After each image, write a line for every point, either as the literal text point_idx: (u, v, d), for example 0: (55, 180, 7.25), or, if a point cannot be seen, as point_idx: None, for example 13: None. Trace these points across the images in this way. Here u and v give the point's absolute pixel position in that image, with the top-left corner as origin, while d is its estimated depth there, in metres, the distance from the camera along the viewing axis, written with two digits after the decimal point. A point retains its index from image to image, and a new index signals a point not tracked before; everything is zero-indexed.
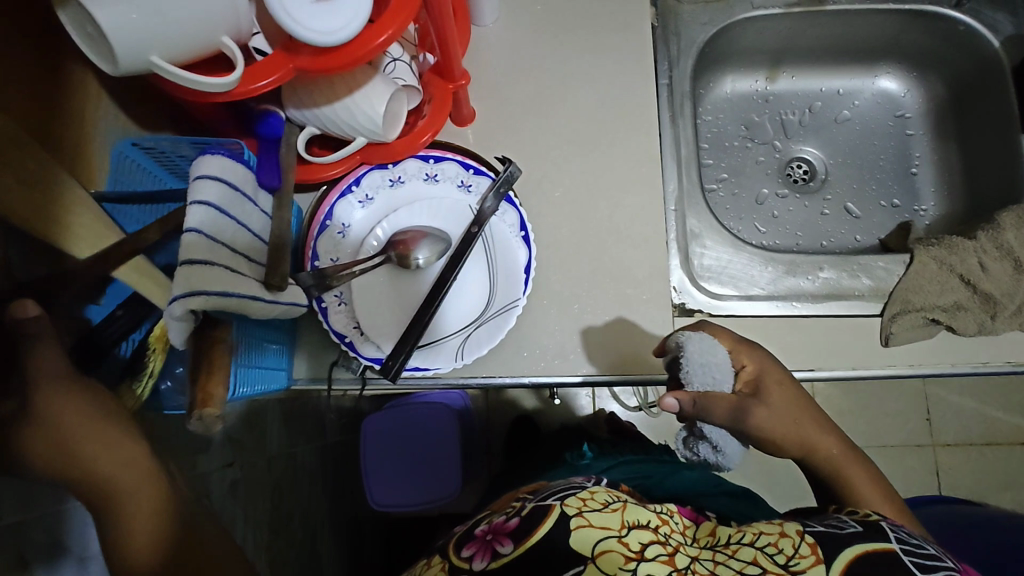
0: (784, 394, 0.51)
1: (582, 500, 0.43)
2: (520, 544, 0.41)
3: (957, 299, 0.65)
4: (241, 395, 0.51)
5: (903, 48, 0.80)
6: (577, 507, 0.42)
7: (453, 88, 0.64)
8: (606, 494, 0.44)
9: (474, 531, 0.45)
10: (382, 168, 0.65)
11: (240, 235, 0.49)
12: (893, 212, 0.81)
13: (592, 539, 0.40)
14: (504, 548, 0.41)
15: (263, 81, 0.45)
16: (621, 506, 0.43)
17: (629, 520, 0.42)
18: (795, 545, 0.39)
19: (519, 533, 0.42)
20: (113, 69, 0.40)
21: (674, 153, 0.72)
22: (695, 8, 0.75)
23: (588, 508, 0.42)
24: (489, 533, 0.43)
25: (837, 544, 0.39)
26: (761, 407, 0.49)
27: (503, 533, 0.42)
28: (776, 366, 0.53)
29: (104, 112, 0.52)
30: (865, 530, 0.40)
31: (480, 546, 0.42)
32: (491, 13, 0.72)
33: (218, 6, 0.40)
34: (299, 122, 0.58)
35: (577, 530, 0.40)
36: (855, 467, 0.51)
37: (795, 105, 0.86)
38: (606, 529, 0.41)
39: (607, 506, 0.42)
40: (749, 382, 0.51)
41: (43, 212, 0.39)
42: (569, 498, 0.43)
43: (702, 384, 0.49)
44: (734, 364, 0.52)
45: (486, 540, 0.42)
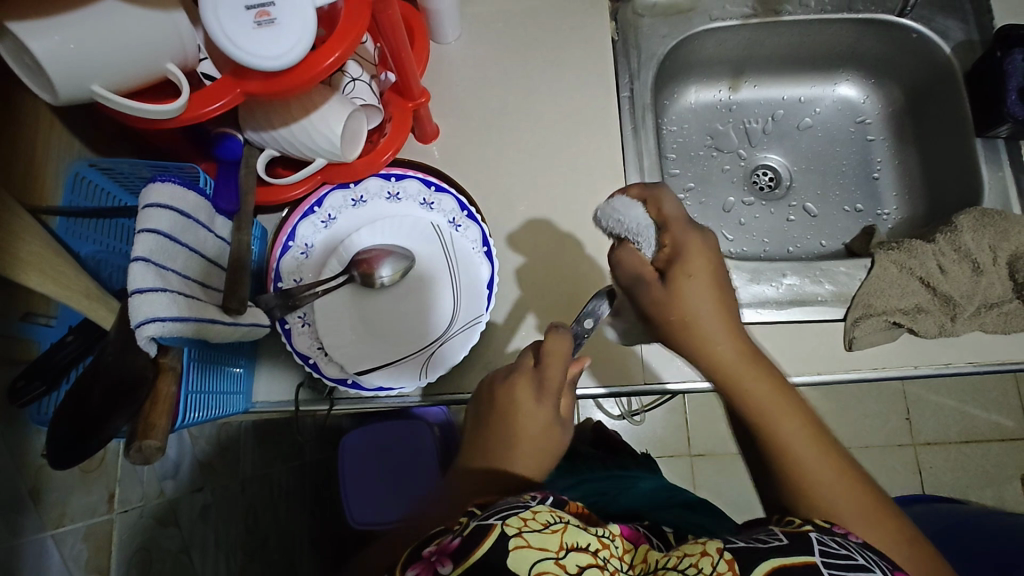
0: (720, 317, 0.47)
1: (522, 519, 0.37)
2: (462, 562, 0.36)
3: (918, 303, 0.65)
4: (190, 422, 0.51)
5: (860, 56, 0.82)
6: (517, 527, 0.37)
7: (413, 106, 0.64)
8: (550, 513, 0.38)
9: (420, 551, 0.39)
10: (344, 188, 0.64)
11: (189, 261, 0.49)
12: (857, 217, 0.82)
13: (527, 561, 0.35)
14: (445, 568, 0.36)
15: (212, 105, 0.44)
16: (562, 527, 0.37)
17: (568, 541, 0.37)
18: (714, 563, 0.35)
19: (462, 550, 0.36)
20: (54, 99, 0.40)
21: (638, 164, 0.72)
22: (654, 22, 0.77)
23: (528, 528, 0.37)
24: (434, 554, 0.37)
25: (753, 557, 0.36)
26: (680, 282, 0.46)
27: (447, 553, 0.37)
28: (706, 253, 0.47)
29: (58, 136, 0.52)
30: (788, 543, 0.37)
31: (424, 567, 0.37)
32: (453, 32, 0.72)
33: (161, 33, 0.41)
34: (259, 145, 0.58)
35: (514, 553, 0.35)
36: (782, 402, 0.46)
37: (758, 113, 0.87)
38: (544, 551, 0.36)
39: (548, 526, 0.37)
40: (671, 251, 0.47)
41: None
42: (510, 517, 0.37)
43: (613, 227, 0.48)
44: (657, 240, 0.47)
45: (430, 561, 0.37)
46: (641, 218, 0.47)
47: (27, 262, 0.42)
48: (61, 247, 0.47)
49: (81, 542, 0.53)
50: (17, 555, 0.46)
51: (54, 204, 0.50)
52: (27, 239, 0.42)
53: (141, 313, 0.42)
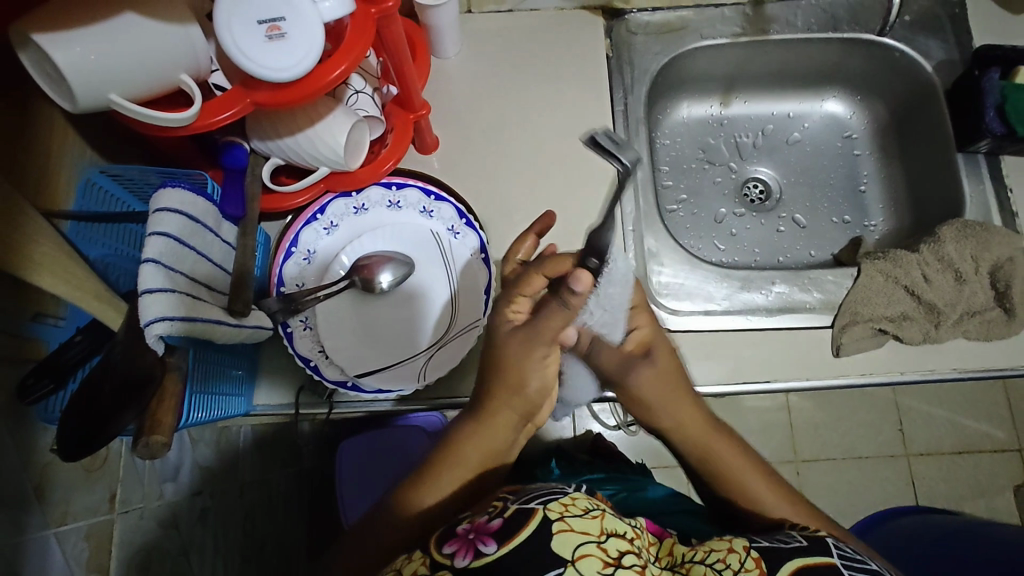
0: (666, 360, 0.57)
1: (564, 505, 0.43)
2: (506, 542, 0.41)
3: (903, 310, 0.67)
4: (193, 421, 0.52)
5: (846, 74, 0.84)
6: (559, 512, 0.43)
7: (414, 118, 0.66)
8: (587, 501, 0.45)
9: (456, 528, 0.44)
10: (346, 196, 0.66)
11: (195, 264, 0.51)
12: (845, 228, 0.84)
13: (571, 543, 0.41)
14: (488, 547, 0.41)
15: (222, 115, 0.46)
16: (600, 514, 0.44)
17: (607, 527, 0.43)
18: (740, 560, 0.40)
19: (504, 532, 0.42)
20: (70, 107, 0.41)
21: (631, 175, 0.74)
22: (647, 39, 0.79)
23: (570, 513, 0.43)
24: (472, 532, 0.43)
25: (779, 559, 0.40)
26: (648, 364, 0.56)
27: (486, 532, 0.42)
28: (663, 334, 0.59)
29: (72, 145, 0.54)
30: (807, 544, 0.42)
31: (463, 544, 0.42)
32: (452, 47, 0.75)
33: (175, 45, 0.43)
34: (264, 154, 0.60)
35: (558, 534, 0.41)
36: (718, 437, 0.57)
37: (748, 128, 0.90)
38: (586, 534, 0.41)
39: (587, 512, 0.43)
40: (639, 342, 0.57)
41: (15, 245, 0.42)
42: (551, 502, 0.44)
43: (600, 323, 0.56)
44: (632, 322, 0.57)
45: (468, 539, 0.42)
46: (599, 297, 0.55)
47: (44, 263, 0.44)
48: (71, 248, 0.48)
49: (83, 541, 0.54)
50: (22, 552, 0.47)
51: (67, 208, 0.52)
52: (43, 242, 0.44)
53: (149, 313, 0.43)
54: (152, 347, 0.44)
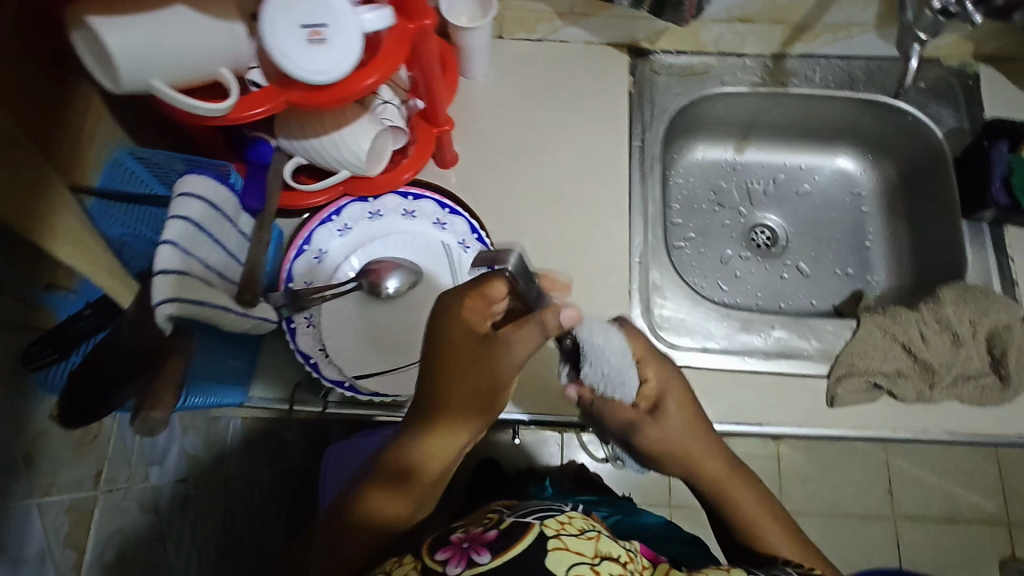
0: (682, 413, 0.55)
1: (560, 523, 0.44)
2: (499, 555, 0.41)
3: (899, 367, 0.68)
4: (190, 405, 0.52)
5: (859, 133, 0.87)
6: (555, 529, 0.43)
7: (437, 132, 0.69)
8: (583, 522, 0.45)
9: (449, 538, 0.44)
10: (363, 201, 0.68)
11: (210, 251, 0.52)
12: (848, 281, 0.86)
13: (567, 562, 0.41)
14: (480, 558, 0.41)
15: (255, 110, 0.47)
16: (595, 536, 0.44)
17: (601, 550, 0.43)
18: None
19: (497, 544, 0.42)
20: (112, 85, 0.43)
21: (643, 209, 0.76)
22: (670, 80, 0.82)
23: (565, 531, 0.43)
24: (466, 541, 0.43)
25: None
26: (653, 426, 0.54)
27: (480, 543, 0.42)
28: (679, 381, 0.56)
29: (105, 124, 0.56)
30: None
31: (456, 552, 0.42)
32: (481, 69, 0.77)
33: (220, 39, 0.44)
34: (288, 152, 0.62)
35: (553, 551, 0.41)
36: (738, 486, 0.57)
37: (760, 175, 0.92)
38: (581, 554, 0.42)
39: (582, 533, 0.44)
40: (650, 396, 0.55)
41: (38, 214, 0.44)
42: (548, 520, 0.44)
43: (600, 384, 0.50)
44: (639, 376, 0.55)
45: (462, 548, 0.42)
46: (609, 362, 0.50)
47: (63, 234, 0.46)
48: (88, 224, 0.50)
49: (64, 515, 0.54)
50: (4, 519, 0.48)
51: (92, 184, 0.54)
52: (66, 214, 0.47)
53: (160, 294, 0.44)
54: (160, 322, 0.44)
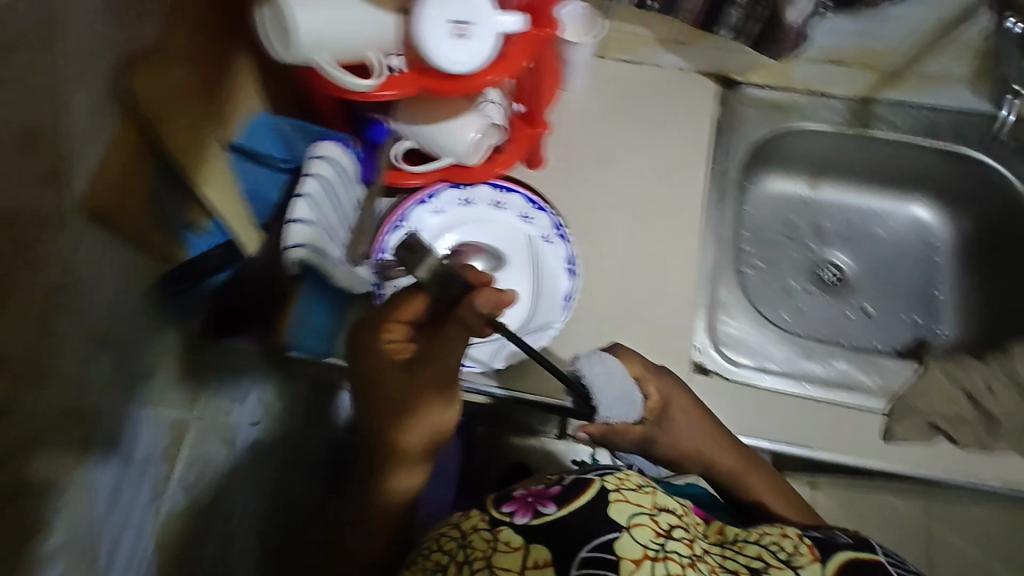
0: (687, 421, 0.62)
1: (618, 480, 0.50)
2: (564, 506, 0.47)
3: (959, 413, 0.68)
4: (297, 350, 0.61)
5: (938, 185, 0.88)
6: (615, 484, 0.49)
7: (532, 133, 0.73)
8: (639, 479, 0.51)
9: (511, 493, 0.50)
10: (457, 188, 0.73)
11: (332, 208, 0.60)
12: (913, 328, 0.86)
13: (627, 511, 0.47)
14: (547, 508, 0.47)
15: (388, 91, 0.53)
16: (651, 491, 0.50)
17: (658, 503, 0.49)
18: (795, 544, 0.48)
19: (560, 498, 0.48)
20: (282, 54, 0.50)
21: (716, 229, 0.79)
22: (756, 111, 0.85)
23: (625, 486, 0.49)
24: (530, 496, 0.49)
25: (831, 551, 0.47)
26: (664, 435, 0.61)
27: (545, 497, 0.48)
28: (681, 392, 0.63)
29: (249, 92, 0.64)
30: (854, 541, 0.49)
31: (521, 505, 0.48)
32: (577, 82, 0.82)
33: (373, 26, 0.51)
34: (400, 135, 0.68)
35: (614, 503, 0.47)
36: (753, 474, 0.62)
37: (833, 215, 0.93)
38: (640, 506, 0.48)
39: (640, 488, 0.50)
40: (656, 409, 0.61)
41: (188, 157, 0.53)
42: (608, 476, 0.50)
43: (612, 415, 0.58)
44: (642, 391, 0.61)
45: (528, 501, 0.48)
46: (611, 394, 0.57)
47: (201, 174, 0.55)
48: (220, 174, 0.57)
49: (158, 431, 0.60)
50: (116, 423, 0.54)
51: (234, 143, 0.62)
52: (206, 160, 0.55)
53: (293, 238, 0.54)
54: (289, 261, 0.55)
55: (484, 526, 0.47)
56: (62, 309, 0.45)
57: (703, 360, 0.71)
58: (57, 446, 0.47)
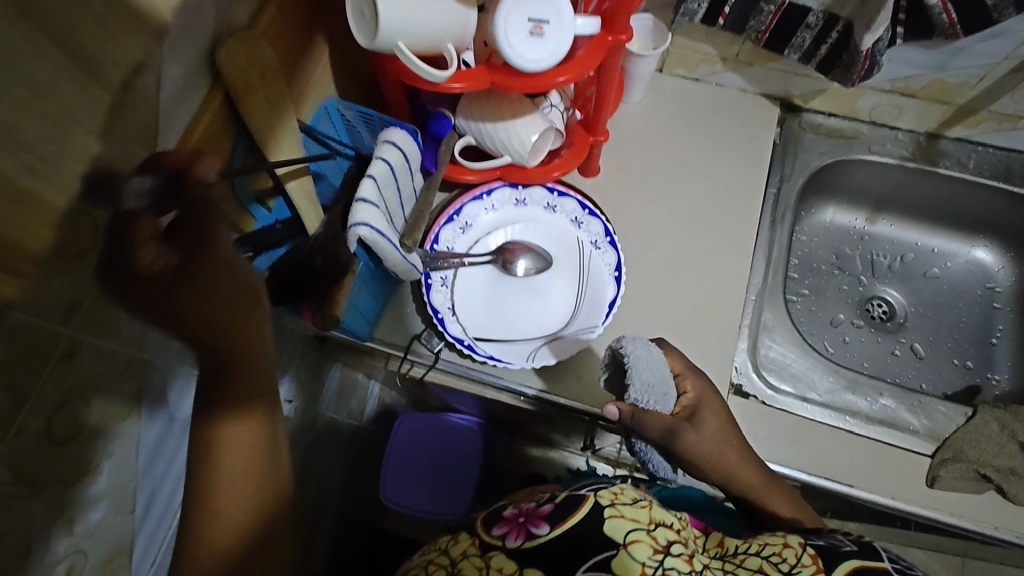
0: (715, 423, 0.59)
1: (613, 495, 0.51)
2: (556, 526, 0.49)
3: (1012, 465, 0.65)
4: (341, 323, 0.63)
5: (1004, 228, 0.85)
6: (609, 499, 0.51)
7: (592, 141, 0.74)
8: (634, 494, 0.52)
9: (505, 515, 0.53)
10: (513, 188, 0.74)
11: (394, 193, 0.61)
12: (965, 373, 0.83)
13: (624, 528, 0.48)
14: (539, 528, 0.50)
15: (457, 84, 0.54)
16: (647, 506, 0.51)
17: (655, 517, 0.50)
18: (796, 555, 0.46)
19: (553, 518, 0.50)
20: (365, 40, 0.52)
21: (767, 252, 0.78)
22: (816, 138, 0.85)
23: (619, 502, 0.50)
24: (522, 518, 0.51)
25: (836, 560, 0.45)
26: (692, 431, 0.57)
27: (537, 517, 0.51)
28: (715, 398, 0.61)
29: (323, 78, 0.67)
30: (859, 548, 0.46)
31: (514, 527, 0.51)
32: (638, 95, 0.83)
33: (453, 21, 0.53)
34: (461, 131, 0.70)
35: (610, 520, 0.48)
36: (776, 498, 0.59)
37: (888, 251, 0.91)
38: (636, 521, 0.48)
39: (636, 503, 0.51)
40: (687, 406, 0.60)
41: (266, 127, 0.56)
42: (602, 492, 0.52)
43: (642, 397, 0.56)
44: (677, 388, 0.61)
45: (520, 524, 0.51)
46: (650, 374, 0.56)
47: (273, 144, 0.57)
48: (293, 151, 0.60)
49: None
50: (169, 380, 0.57)
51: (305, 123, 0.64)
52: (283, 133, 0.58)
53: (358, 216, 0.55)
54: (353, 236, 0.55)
55: (474, 552, 0.50)
56: None
57: (742, 383, 0.71)
58: (113, 394, 0.49)
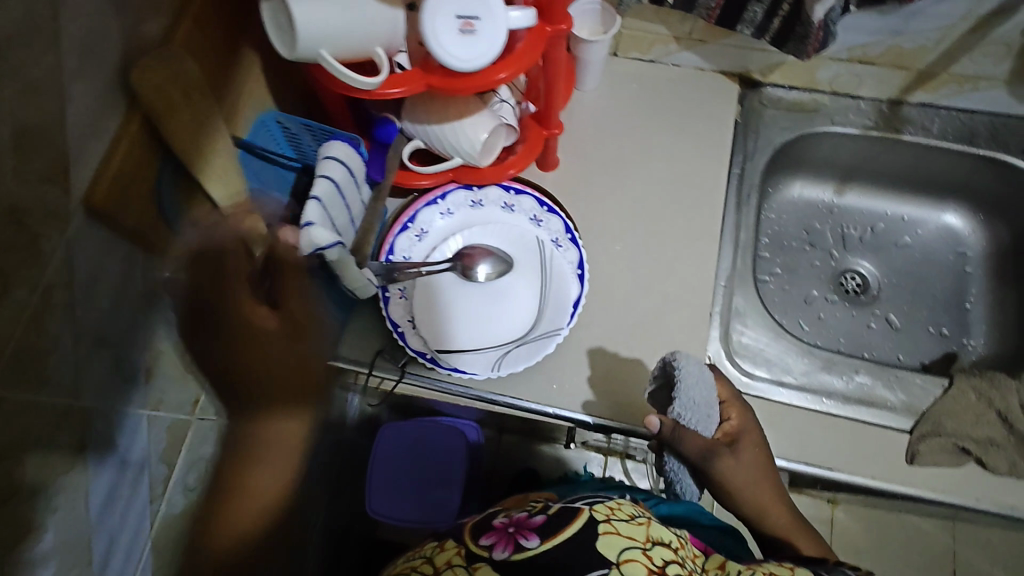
0: (754, 455, 0.57)
1: (610, 509, 0.49)
2: (548, 540, 0.46)
3: (990, 435, 0.65)
4: None
5: (974, 191, 0.84)
6: (605, 513, 0.48)
7: (546, 134, 0.71)
8: (632, 508, 0.50)
9: (493, 522, 0.50)
10: (468, 189, 0.72)
11: (342, 212, 0.59)
12: (941, 341, 0.82)
13: (617, 546, 0.46)
14: (529, 541, 0.47)
15: (395, 90, 0.51)
16: (645, 521, 0.49)
17: (652, 535, 0.48)
18: None
19: (545, 531, 0.47)
20: (287, 52, 0.49)
21: (734, 235, 0.76)
22: (778, 114, 0.83)
23: (615, 516, 0.48)
24: (511, 528, 0.48)
25: None
26: (730, 457, 0.56)
27: (528, 528, 0.48)
28: (758, 431, 0.60)
29: (259, 91, 0.63)
30: None
31: (501, 537, 0.48)
32: (592, 82, 0.80)
33: (380, 21, 0.49)
34: (409, 135, 0.67)
35: (603, 535, 0.46)
36: (799, 537, 0.57)
37: (859, 222, 0.90)
38: (632, 539, 0.47)
39: (633, 518, 0.49)
40: (729, 434, 0.58)
41: (195, 148, 0.52)
42: (597, 505, 0.49)
43: (685, 413, 0.55)
44: (721, 415, 0.59)
45: (510, 533, 0.48)
46: (698, 391, 0.55)
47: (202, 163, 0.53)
48: (237, 167, 0.56)
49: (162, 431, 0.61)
50: (117, 422, 0.54)
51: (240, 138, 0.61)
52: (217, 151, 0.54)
53: (307, 240, 0.53)
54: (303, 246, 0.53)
55: (460, 561, 0.47)
56: (57, 310, 0.44)
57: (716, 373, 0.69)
58: (51, 448, 0.47)
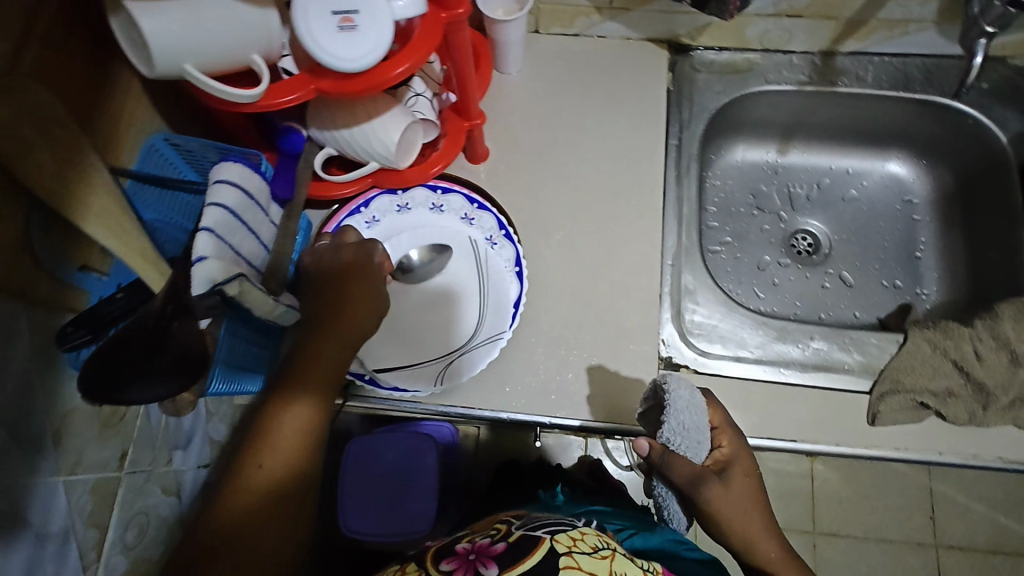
0: (744, 485, 0.55)
1: (572, 540, 0.47)
2: (508, 570, 0.43)
3: (948, 386, 0.64)
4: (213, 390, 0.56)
5: (914, 136, 0.82)
6: (566, 545, 0.46)
7: (469, 126, 0.67)
8: (596, 540, 0.48)
9: (454, 548, 0.47)
10: (392, 194, 0.67)
11: (246, 237, 0.55)
12: (895, 293, 0.81)
13: None
14: (488, 570, 0.43)
15: (288, 97, 0.47)
16: (609, 555, 0.47)
17: (615, 568, 0.45)
18: None
19: (504, 561, 0.44)
20: (149, 71, 0.43)
21: (677, 210, 0.73)
22: (711, 78, 0.79)
23: (577, 549, 0.46)
24: (472, 554, 0.45)
25: None
26: (719, 486, 0.54)
27: (486, 556, 0.44)
28: (749, 457, 0.58)
29: (140, 114, 0.58)
30: None
31: (461, 563, 0.44)
32: (515, 64, 0.76)
33: (253, 24, 0.44)
34: (319, 142, 0.62)
35: (565, 566, 0.43)
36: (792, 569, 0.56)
37: (804, 180, 0.88)
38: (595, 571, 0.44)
39: (596, 551, 0.46)
40: (719, 462, 0.56)
41: (65, 187, 0.45)
42: (560, 536, 0.47)
43: (674, 439, 0.52)
44: (712, 442, 0.57)
45: (469, 560, 0.44)
46: (687, 420, 0.52)
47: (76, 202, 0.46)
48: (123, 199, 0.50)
49: (87, 495, 0.56)
50: (26, 494, 0.49)
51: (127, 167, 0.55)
52: (95, 186, 0.47)
53: (197, 279, 0.49)
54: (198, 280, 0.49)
55: None
56: None
57: (672, 356, 0.67)
58: None
